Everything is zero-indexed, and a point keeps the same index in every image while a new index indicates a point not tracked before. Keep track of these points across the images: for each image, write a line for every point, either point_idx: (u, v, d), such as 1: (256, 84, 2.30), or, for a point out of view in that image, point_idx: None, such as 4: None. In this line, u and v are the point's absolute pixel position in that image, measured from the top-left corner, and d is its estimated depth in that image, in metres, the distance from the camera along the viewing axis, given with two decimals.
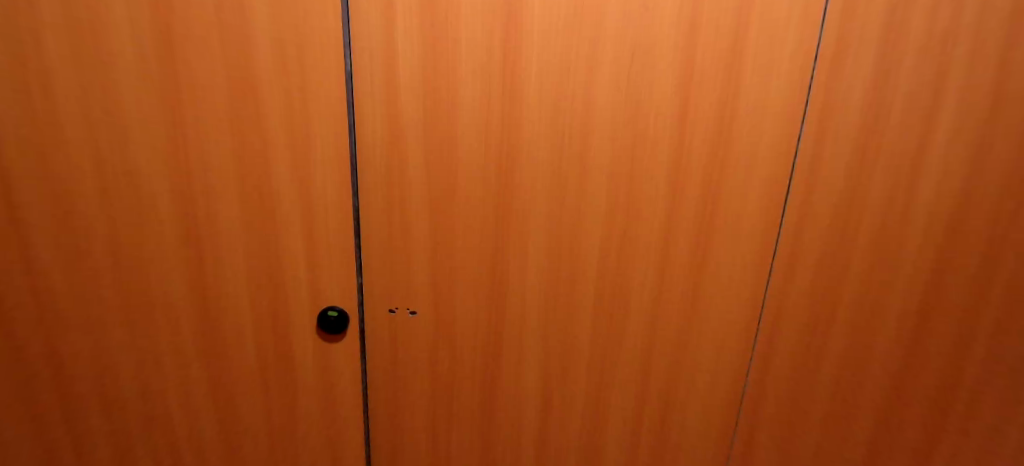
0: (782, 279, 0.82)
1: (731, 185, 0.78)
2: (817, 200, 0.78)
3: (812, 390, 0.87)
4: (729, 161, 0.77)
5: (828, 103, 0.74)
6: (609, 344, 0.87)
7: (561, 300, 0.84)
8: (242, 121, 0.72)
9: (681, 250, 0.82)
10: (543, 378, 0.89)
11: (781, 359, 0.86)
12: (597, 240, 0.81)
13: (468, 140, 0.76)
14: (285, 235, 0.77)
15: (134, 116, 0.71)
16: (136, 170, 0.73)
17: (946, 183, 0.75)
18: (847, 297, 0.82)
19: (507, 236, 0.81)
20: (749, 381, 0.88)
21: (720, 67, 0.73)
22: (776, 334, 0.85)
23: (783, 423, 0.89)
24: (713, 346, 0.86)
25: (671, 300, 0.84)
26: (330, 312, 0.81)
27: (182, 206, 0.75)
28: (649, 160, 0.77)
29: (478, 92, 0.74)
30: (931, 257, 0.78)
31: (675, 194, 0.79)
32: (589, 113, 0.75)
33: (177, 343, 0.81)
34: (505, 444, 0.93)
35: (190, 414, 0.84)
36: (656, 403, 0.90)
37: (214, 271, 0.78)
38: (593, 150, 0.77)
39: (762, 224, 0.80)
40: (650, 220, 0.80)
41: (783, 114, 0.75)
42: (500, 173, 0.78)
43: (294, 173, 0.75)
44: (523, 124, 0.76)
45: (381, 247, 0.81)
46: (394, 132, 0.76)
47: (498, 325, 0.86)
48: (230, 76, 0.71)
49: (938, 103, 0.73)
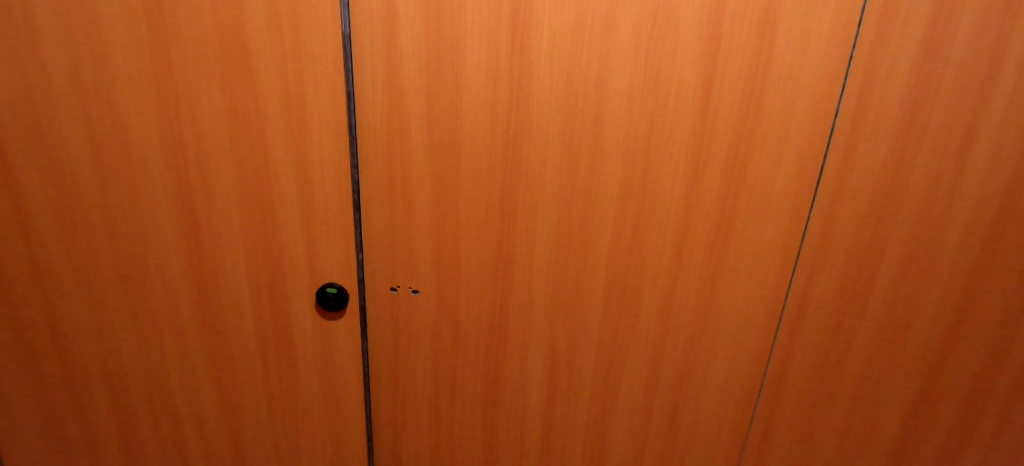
0: (809, 266, 0.76)
1: (757, 165, 0.72)
2: (853, 183, 0.72)
3: (837, 384, 0.81)
4: (757, 138, 0.71)
5: (869, 78, 0.67)
6: (620, 330, 0.83)
7: (569, 285, 0.81)
8: (236, 88, 0.69)
9: (700, 235, 0.77)
10: (550, 362, 0.86)
11: (804, 350, 0.81)
12: (610, 221, 0.77)
13: (474, 111, 0.72)
14: (283, 209, 0.74)
15: (123, 81, 0.68)
16: (129, 139, 0.70)
17: (1001, 166, 0.67)
18: (879, 290, 0.76)
19: (513, 216, 0.77)
20: (769, 372, 0.83)
21: (751, 33, 0.66)
22: (800, 324, 0.79)
23: (803, 419, 0.85)
24: (730, 334, 0.82)
25: (687, 287, 0.80)
26: (329, 289, 0.78)
27: (178, 177, 0.72)
28: (668, 137, 0.72)
29: (485, 58, 0.69)
30: (977, 247, 0.71)
31: (695, 175, 0.73)
32: (605, 82, 0.70)
33: (175, 316, 0.79)
34: (510, 429, 0.91)
35: (192, 387, 0.83)
36: (668, 392, 0.86)
37: (211, 244, 0.76)
38: (608, 124, 0.71)
39: (791, 208, 0.74)
40: (666, 202, 0.75)
41: (819, 88, 0.68)
42: (507, 146, 0.73)
43: (290, 145, 0.71)
44: (533, 94, 0.71)
45: (382, 224, 0.78)
46: (396, 101, 0.72)
47: (503, 309, 0.83)
48: (224, 41, 0.67)
49: (997, 75, 0.64)
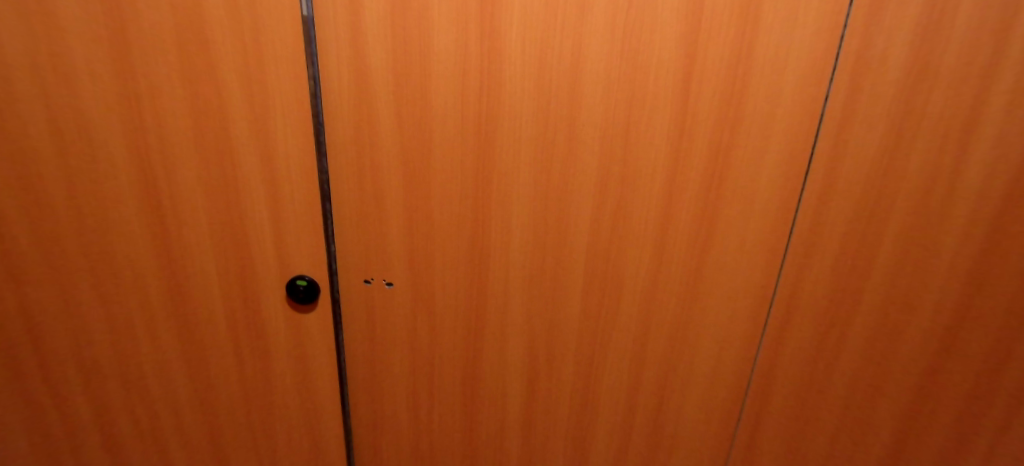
0: (799, 259, 0.73)
1: (741, 154, 0.69)
2: (845, 172, 0.68)
3: (829, 382, 0.78)
4: (742, 125, 0.67)
5: (862, 60, 0.63)
6: (601, 324, 0.81)
7: (548, 278, 0.78)
8: (197, 74, 0.67)
9: (682, 227, 0.73)
10: (530, 357, 0.84)
11: (793, 346, 0.78)
12: (588, 212, 0.74)
13: (445, 97, 0.69)
14: (250, 200, 0.73)
15: (82, 68, 0.66)
16: (90, 128, 0.69)
17: (1006, 154, 0.63)
18: (873, 285, 0.72)
19: (488, 207, 0.75)
20: (757, 368, 0.80)
21: (735, 12, 0.62)
22: (789, 320, 0.76)
23: (792, 417, 0.82)
24: (714, 330, 0.79)
25: (669, 282, 0.77)
26: (299, 282, 0.77)
27: (142, 167, 0.71)
28: (648, 124, 0.68)
29: (454, 41, 0.66)
30: (977, 242, 0.67)
31: (677, 163, 0.70)
32: (578, 67, 0.66)
33: (147, 308, 0.78)
34: (490, 425, 0.89)
35: (167, 380, 0.83)
36: (651, 388, 0.84)
37: (179, 236, 0.74)
38: (584, 110, 0.68)
39: (776, 200, 0.70)
40: (647, 193, 0.72)
41: (806, 71, 0.64)
42: (479, 134, 0.71)
43: (253, 134, 0.69)
44: (505, 79, 0.68)
45: (353, 215, 0.76)
46: (364, 88, 0.69)
47: (480, 303, 0.81)
48: (182, 26, 0.65)
49: (1002, 55, 0.60)
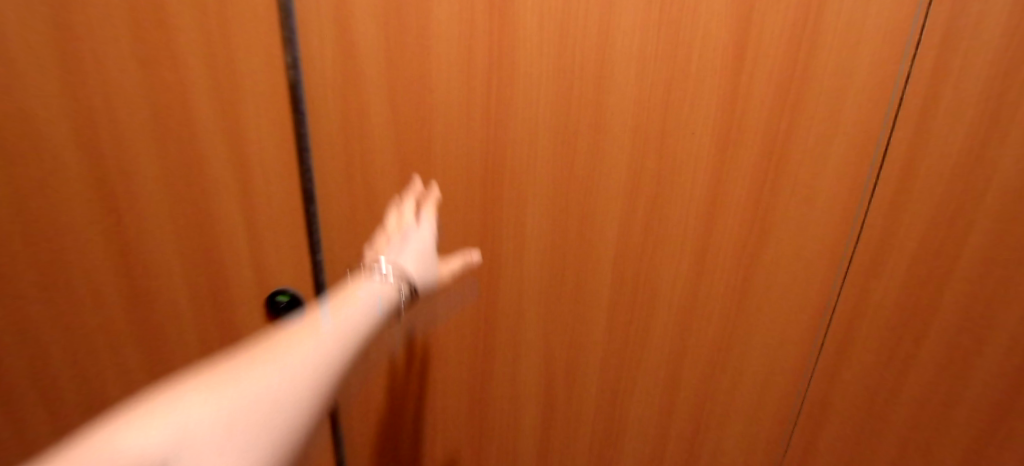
0: (863, 275, 0.60)
1: (801, 153, 0.56)
2: (923, 171, 0.54)
3: (889, 412, 0.66)
4: (804, 111, 0.54)
5: (953, 27, 0.48)
6: (631, 345, 0.70)
7: (569, 290, 0.68)
8: (154, 65, 0.60)
9: (729, 233, 0.61)
10: (546, 376, 0.74)
11: (849, 374, 0.65)
12: (617, 216, 0.63)
13: (446, 79, 0.59)
14: (217, 200, 0.67)
15: (23, 59, 0.62)
16: (32, 122, 0.65)
17: None
18: (947, 301, 0.59)
19: (499, 207, 0.65)
20: (806, 398, 0.68)
21: None
22: (848, 345, 0.64)
23: (845, 451, 0.70)
24: (763, 353, 0.67)
25: (710, 298, 0.65)
26: (279, 297, 0.72)
27: (94, 164, 0.67)
28: (689, 111, 0.56)
29: (455, 11, 0.55)
30: None
31: (724, 160, 0.58)
32: (607, 43, 0.55)
33: (116, 310, 0.76)
34: (501, 446, 0.81)
35: (135, 382, 0.81)
36: (687, 416, 0.73)
37: (138, 236, 0.70)
38: (614, 94, 0.57)
39: (838, 205, 0.57)
40: (687, 194, 0.60)
41: (885, 45, 0.50)
42: (488, 124, 0.60)
43: (224, 130, 0.63)
44: (518, 58, 0.57)
45: (344, 215, 0.68)
46: (351, 68, 0.60)
47: (488, 314, 0.72)
48: (134, 8, 0.58)
49: None
